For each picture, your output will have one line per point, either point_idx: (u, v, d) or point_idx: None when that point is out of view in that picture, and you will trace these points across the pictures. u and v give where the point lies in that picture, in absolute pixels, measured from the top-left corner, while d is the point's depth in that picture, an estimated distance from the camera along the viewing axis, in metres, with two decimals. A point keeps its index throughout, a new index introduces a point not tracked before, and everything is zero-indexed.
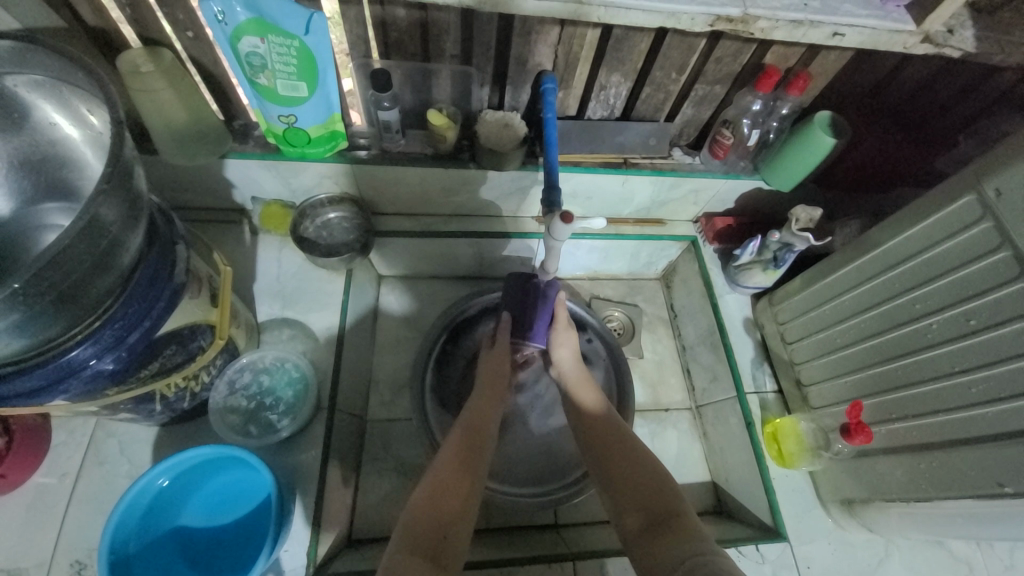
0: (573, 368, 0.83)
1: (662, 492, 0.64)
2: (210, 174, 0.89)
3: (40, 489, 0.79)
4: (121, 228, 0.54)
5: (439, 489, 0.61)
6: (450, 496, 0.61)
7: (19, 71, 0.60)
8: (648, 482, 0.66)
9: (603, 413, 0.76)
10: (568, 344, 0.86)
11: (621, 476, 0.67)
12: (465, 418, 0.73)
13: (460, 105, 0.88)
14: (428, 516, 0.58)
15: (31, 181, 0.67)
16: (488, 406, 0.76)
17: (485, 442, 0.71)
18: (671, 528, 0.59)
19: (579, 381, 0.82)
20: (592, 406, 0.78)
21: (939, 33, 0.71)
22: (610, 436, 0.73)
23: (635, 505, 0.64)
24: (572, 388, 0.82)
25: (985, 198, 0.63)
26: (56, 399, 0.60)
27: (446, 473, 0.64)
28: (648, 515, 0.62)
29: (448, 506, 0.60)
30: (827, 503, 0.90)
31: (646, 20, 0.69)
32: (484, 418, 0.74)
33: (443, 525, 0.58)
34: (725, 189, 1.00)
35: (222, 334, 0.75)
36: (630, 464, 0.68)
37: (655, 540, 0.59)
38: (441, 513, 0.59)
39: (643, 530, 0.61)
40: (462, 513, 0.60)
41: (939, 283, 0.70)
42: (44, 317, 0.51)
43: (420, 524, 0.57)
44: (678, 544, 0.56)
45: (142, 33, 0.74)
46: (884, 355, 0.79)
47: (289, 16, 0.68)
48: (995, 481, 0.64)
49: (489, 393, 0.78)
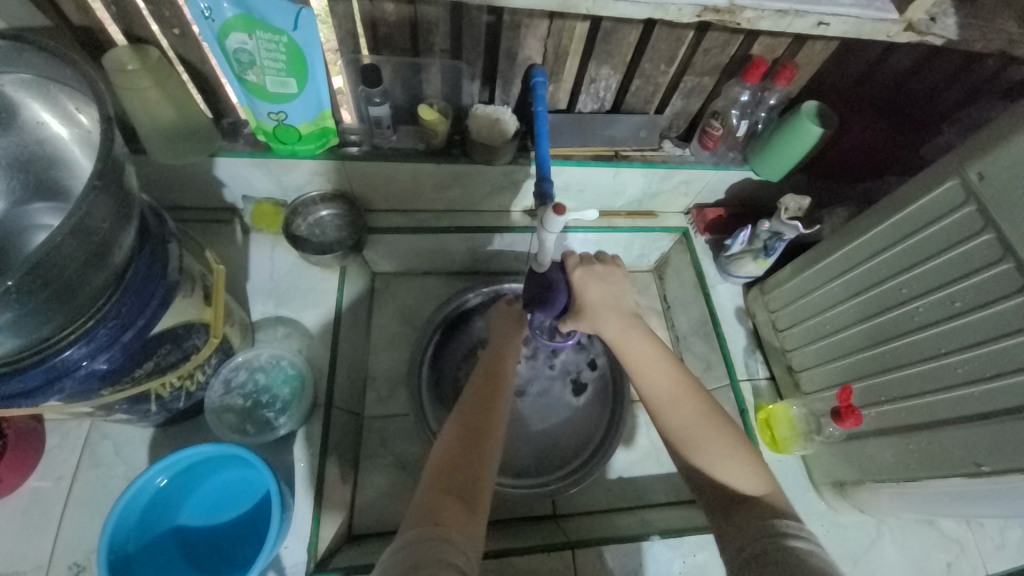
0: (619, 334, 0.73)
1: (732, 457, 0.67)
2: (201, 174, 0.89)
3: (36, 493, 0.78)
4: (114, 226, 0.53)
5: (461, 450, 0.64)
6: (475, 461, 0.63)
7: (6, 69, 0.59)
8: (720, 443, 0.67)
9: (681, 390, 0.70)
10: (585, 325, 0.75)
11: (694, 439, 0.68)
12: (487, 368, 0.77)
13: (451, 100, 0.87)
14: (459, 460, 0.62)
15: (21, 180, 0.66)
16: (505, 356, 0.80)
17: (503, 396, 0.73)
18: (744, 506, 0.63)
19: (637, 341, 0.73)
20: (663, 381, 0.71)
21: (922, 21, 0.72)
22: (681, 403, 0.70)
23: (707, 486, 0.68)
24: (633, 363, 0.72)
25: (968, 182, 0.65)
26: (51, 400, 0.60)
27: (474, 417, 0.68)
28: (721, 491, 0.66)
29: (471, 469, 0.62)
30: (819, 486, 0.92)
31: (633, 11, 0.70)
32: (502, 367, 0.78)
33: (468, 465, 0.62)
34: (715, 180, 1.01)
35: (216, 332, 0.74)
36: (700, 429, 0.68)
37: (732, 517, 0.63)
38: (467, 460, 0.63)
39: (727, 504, 0.65)
40: (482, 471, 0.62)
41: (926, 267, 0.72)
42: (40, 316, 0.51)
43: (452, 466, 0.62)
44: (756, 522, 0.60)
45: (128, 31, 0.73)
46: (872, 339, 0.81)
47: (277, 12, 0.68)
48: (972, 461, 0.67)
49: (506, 346, 0.83)
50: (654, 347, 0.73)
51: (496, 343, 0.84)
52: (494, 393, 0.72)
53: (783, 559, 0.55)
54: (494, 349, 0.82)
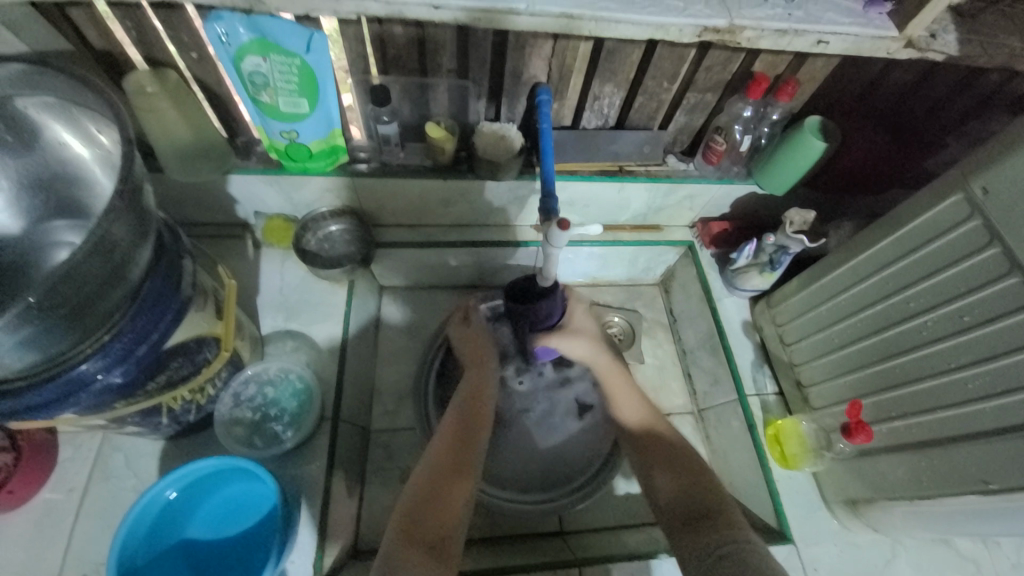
0: (602, 363, 0.84)
1: (698, 484, 0.68)
2: (215, 191, 0.91)
3: (48, 505, 0.79)
4: (132, 243, 0.55)
5: (426, 493, 0.64)
6: (445, 496, 0.65)
7: (31, 93, 0.62)
8: (683, 467, 0.71)
9: (650, 420, 0.78)
10: (574, 344, 0.82)
11: (656, 462, 0.74)
12: (461, 399, 0.78)
13: (457, 118, 0.90)
14: (426, 501, 0.64)
15: (43, 199, 0.69)
16: (478, 386, 0.80)
17: (476, 433, 0.73)
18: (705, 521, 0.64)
19: (611, 372, 0.83)
20: (631, 408, 0.81)
21: (922, 38, 0.73)
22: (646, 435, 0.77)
23: (672, 505, 0.68)
24: (605, 379, 0.84)
25: (972, 197, 0.65)
26: (67, 412, 0.61)
27: (442, 458, 0.69)
28: (686, 509, 0.66)
29: (438, 513, 0.63)
30: (832, 504, 0.90)
31: (635, 32, 0.71)
32: (476, 399, 0.78)
33: (435, 507, 0.63)
34: (720, 194, 1.02)
35: (227, 346, 0.76)
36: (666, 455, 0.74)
37: (691, 533, 0.63)
38: (434, 502, 0.64)
39: (685, 521, 0.65)
40: (449, 515, 0.63)
41: (932, 281, 0.71)
42: (56, 330, 0.52)
43: (418, 508, 0.63)
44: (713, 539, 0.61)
45: (148, 55, 0.76)
46: (880, 354, 0.80)
47: (290, 36, 0.71)
48: (980, 478, 0.66)
49: (480, 370, 0.82)
50: (623, 376, 0.83)
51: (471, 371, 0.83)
52: (465, 430, 0.73)
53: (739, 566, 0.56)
54: (470, 378, 0.82)
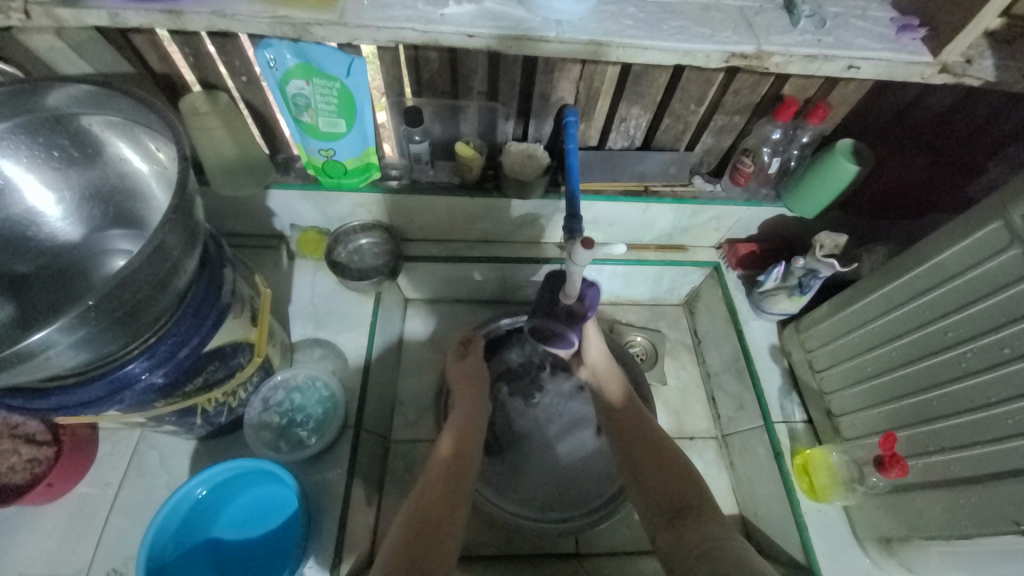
0: (604, 369, 0.87)
1: (680, 484, 0.69)
2: (256, 204, 0.96)
3: (85, 498, 0.83)
4: (181, 252, 0.59)
5: (424, 518, 0.64)
6: (441, 527, 0.63)
7: (96, 113, 0.67)
8: (665, 467, 0.72)
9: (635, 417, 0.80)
10: (596, 344, 0.88)
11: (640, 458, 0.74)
12: (453, 429, 0.78)
13: (485, 137, 0.93)
14: (424, 528, 0.63)
15: (103, 210, 0.75)
16: (470, 416, 0.81)
17: (468, 467, 0.72)
18: (692, 518, 0.65)
19: (608, 376, 0.86)
20: (620, 408, 0.82)
21: (957, 64, 0.72)
22: (631, 435, 0.77)
23: (654, 497, 0.70)
24: (602, 383, 0.86)
25: (1012, 225, 0.63)
26: (112, 409, 0.65)
27: (434, 488, 0.68)
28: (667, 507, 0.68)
29: (435, 544, 0.61)
30: (864, 541, 0.86)
31: (662, 58, 0.73)
32: (468, 430, 0.78)
33: (431, 537, 0.62)
34: (747, 215, 1.01)
35: (260, 351, 0.79)
36: (650, 452, 0.74)
37: (675, 529, 0.64)
38: (431, 530, 0.63)
39: (668, 517, 0.67)
40: (447, 546, 0.62)
41: (969, 311, 0.69)
42: (110, 332, 0.56)
43: (414, 535, 0.62)
44: (693, 535, 0.62)
45: (203, 78, 0.82)
46: (918, 385, 0.77)
47: (333, 62, 0.76)
48: (1012, 518, 0.63)
49: (469, 404, 0.82)
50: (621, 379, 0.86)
51: (460, 401, 0.84)
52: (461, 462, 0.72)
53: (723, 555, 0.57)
54: (461, 405, 0.82)
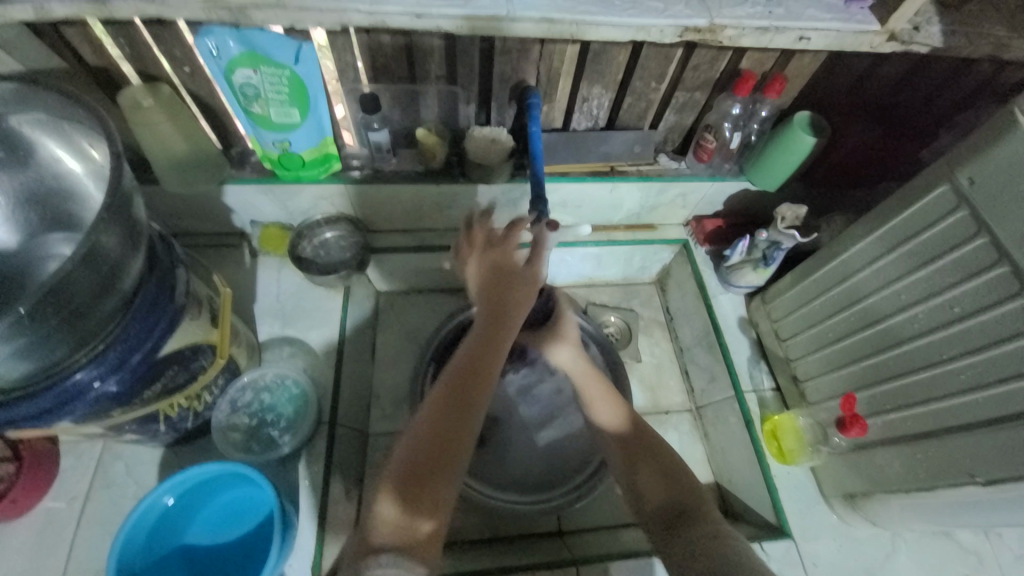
0: (580, 369, 0.80)
1: (679, 484, 0.67)
2: (212, 201, 0.93)
3: (50, 513, 0.80)
4: (122, 253, 0.56)
5: (414, 463, 0.63)
6: (433, 468, 0.63)
7: (23, 111, 0.63)
8: (670, 471, 0.69)
9: (630, 425, 0.74)
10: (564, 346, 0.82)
11: (641, 462, 0.71)
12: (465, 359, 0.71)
13: (447, 123, 0.91)
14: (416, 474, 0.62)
15: (39, 214, 0.70)
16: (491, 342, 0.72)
17: (472, 402, 0.68)
18: (688, 521, 0.63)
19: (595, 391, 0.78)
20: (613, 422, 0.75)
21: (904, 31, 0.73)
22: (630, 442, 0.73)
23: (653, 501, 0.67)
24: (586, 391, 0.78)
25: (958, 187, 0.65)
26: (63, 422, 0.62)
27: (425, 433, 0.65)
28: (666, 509, 0.66)
29: (424, 484, 0.62)
30: (830, 498, 0.90)
31: (616, 34, 0.72)
32: (480, 359, 0.71)
33: (423, 482, 0.62)
34: (712, 191, 1.02)
35: (223, 353, 0.77)
36: (635, 449, 0.72)
37: (671, 532, 0.62)
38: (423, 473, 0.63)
39: (664, 522, 0.64)
40: (439, 487, 0.63)
41: (920, 274, 0.72)
42: (50, 339, 0.53)
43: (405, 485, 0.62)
44: (692, 534, 0.60)
45: (142, 70, 0.77)
46: (874, 347, 0.80)
47: (280, 48, 0.72)
48: (966, 472, 0.67)
49: (495, 324, 0.73)
50: (607, 388, 0.78)
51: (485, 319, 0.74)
52: (464, 404, 0.68)
53: (726, 558, 0.55)
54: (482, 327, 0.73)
